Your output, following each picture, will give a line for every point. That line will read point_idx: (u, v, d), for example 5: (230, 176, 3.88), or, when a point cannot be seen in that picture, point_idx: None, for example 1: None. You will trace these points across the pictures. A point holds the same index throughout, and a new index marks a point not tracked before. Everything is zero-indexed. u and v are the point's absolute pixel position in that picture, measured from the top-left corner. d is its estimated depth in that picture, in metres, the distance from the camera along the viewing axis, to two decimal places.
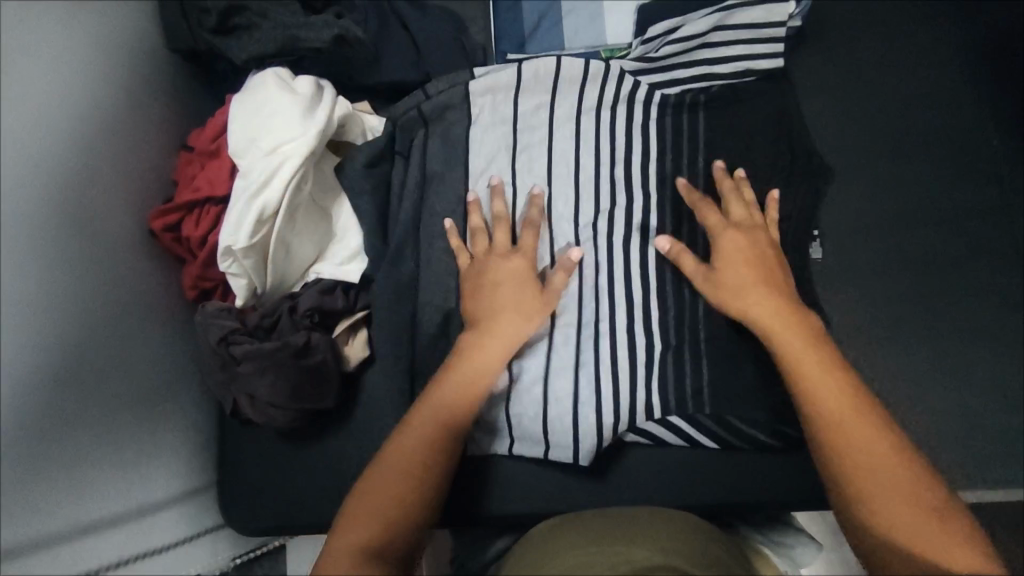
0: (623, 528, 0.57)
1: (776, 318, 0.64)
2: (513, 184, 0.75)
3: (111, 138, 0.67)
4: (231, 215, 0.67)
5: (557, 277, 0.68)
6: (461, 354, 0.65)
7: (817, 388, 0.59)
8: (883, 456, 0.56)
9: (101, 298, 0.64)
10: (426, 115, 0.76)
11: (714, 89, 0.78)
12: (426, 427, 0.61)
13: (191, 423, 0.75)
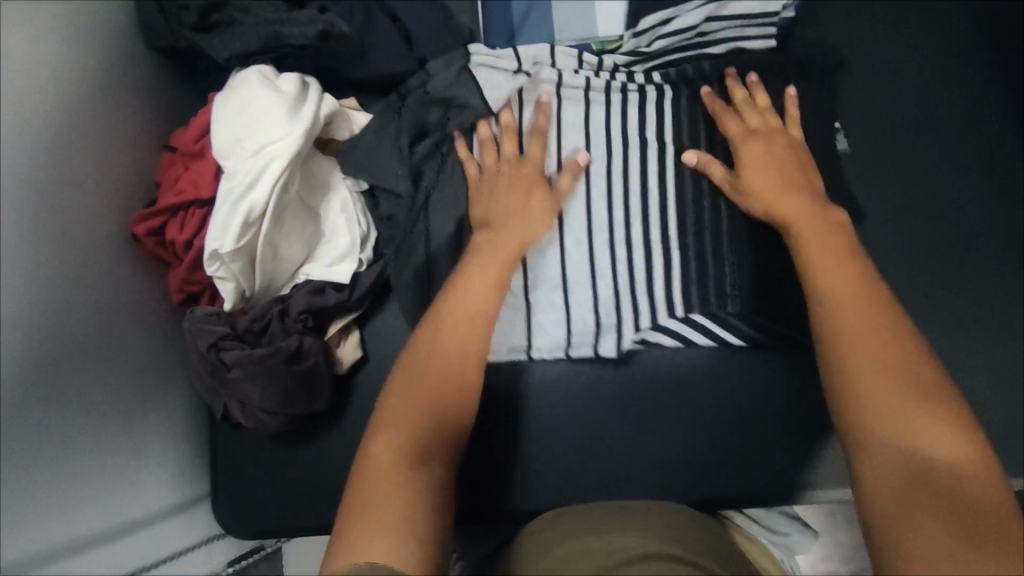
0: (624, 518, 0.57)
1: (796, 217, 0.65)
2: (523, 100, 0.76)
3: (90, 144, 0.66)
4: (217, 219, 0.65)
5: (563, 179, 0.72)
6: (478, 262, 0.66)
7: (831, 278, 0.60)
8: (883, 335, 0.55)
9: (86, 309, 0.63)
10: (432, 94, 0.76)
11: (707, 68, 0.75)
12: (450, 328, 0.61)
13: (183, 430, 0.74)
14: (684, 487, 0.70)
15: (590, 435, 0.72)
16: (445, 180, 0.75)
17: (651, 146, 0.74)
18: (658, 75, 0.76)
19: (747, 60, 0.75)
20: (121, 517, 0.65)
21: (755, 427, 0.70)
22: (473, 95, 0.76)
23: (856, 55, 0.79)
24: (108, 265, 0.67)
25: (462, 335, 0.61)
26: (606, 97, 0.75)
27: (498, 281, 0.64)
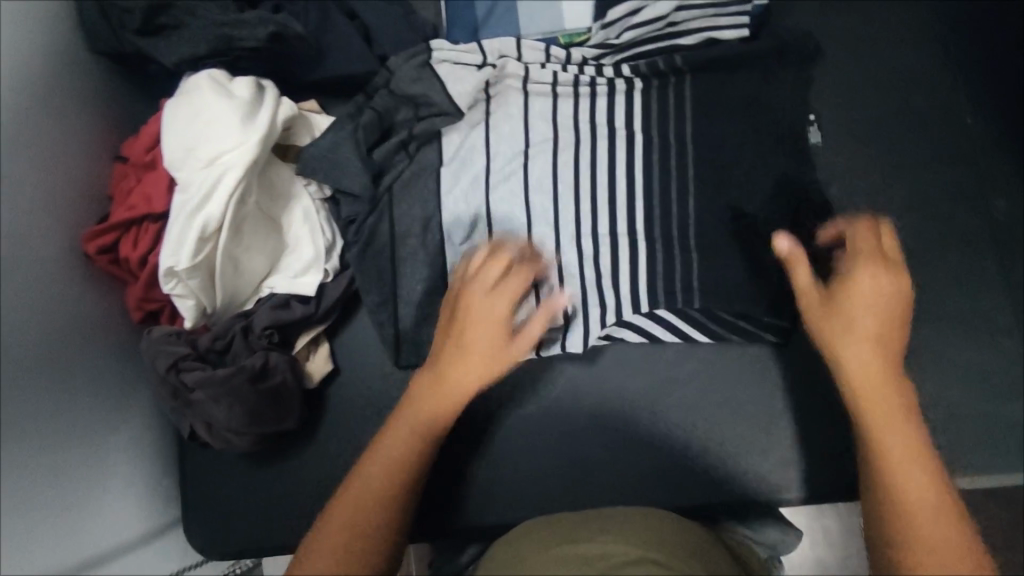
0: (607, 523, 0.55)
1: (875, 364, 0.53)
2: (490, 96, 0.74)
3: (35, 159, 0.62)
4: (171, 235, 0.62)
5: (531, 326, 0.61)
6: (439, 373, 0.59)
7: (896, 421, 0.50)
8: (927, 485, 0.48)
9: (39, 334, 0.60)
10: (397, 94, 0.74)
11: (678, 58, 0.72)
12: (396, 442, 0.56)
13: (148, 452, 0.72)
14: (668, 494, 0.68)
15: (569, 442, 0.70)
16: (408, 183, 0.72)
17: (623, 142, 0.72)
18: (628, 68, 0.74)
19: (720, 49, 0.72)
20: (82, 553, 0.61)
21: (735, 429, 0.69)
22: (438, 90, 0.73)
23: (830, 44, 0.77)
24: (60, 287, 0.63)
25: (408, 451, 0.56)
26: (573, 90, 0.73)
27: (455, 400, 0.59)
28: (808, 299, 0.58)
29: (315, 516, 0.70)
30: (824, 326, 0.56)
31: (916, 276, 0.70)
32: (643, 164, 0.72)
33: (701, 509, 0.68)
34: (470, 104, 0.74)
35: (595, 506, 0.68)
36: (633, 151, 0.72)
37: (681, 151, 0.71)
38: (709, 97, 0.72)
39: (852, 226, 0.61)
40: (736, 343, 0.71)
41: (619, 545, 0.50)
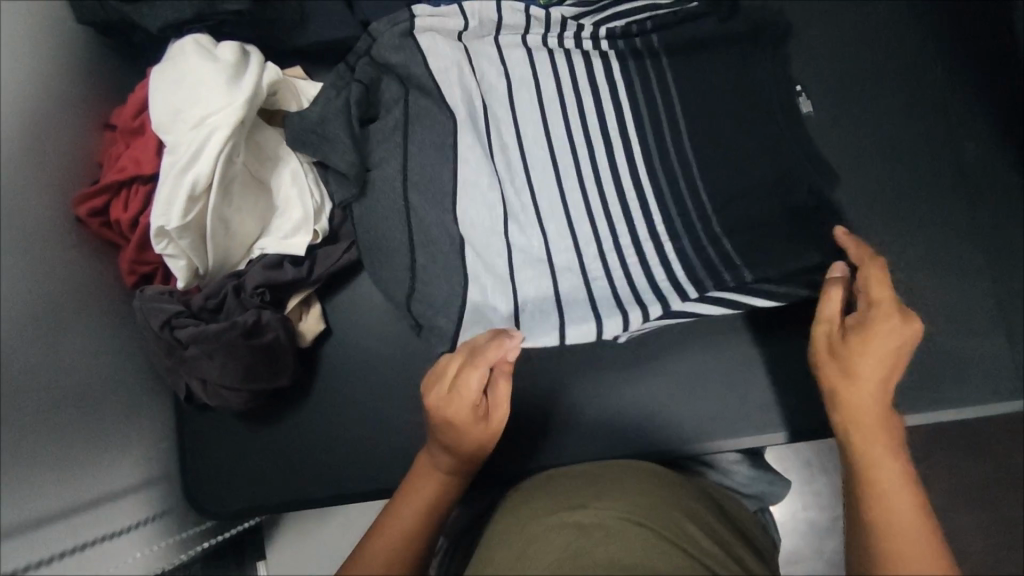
0: (589, 486, 0.58)
1: (866, 410, 0.49)
2: (478, 79, 0.74)
3: (25, 121, 0.63)
4: (161, 194, 0.63)
5: (502, 392, 0.57)
6: (448, 467, 0.56)
7: (887, 465, 0.46)
8: (899, 503, 0.44)
9: (34, 289, 0.61)
10: (379, 61, 0.74)
11: (654, 19, 0.75)
12: (415, 513, 0.54)
13: (146, 410, 0.73)
14: (654, 440, 0.70)
15: (555, 390, 0.72)
16: (389, 155, 0.72)
17: (601, 104, 0.74)
18: (604, 30, 0.76)
19: (691, 8, 0.74)
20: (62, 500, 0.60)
21: (719, 373, 0.71)
22: (417, 61, 0.73)
23: (802, 1, 0.79)
24: (50, 246, 0.64)
25: (412, 530, 0.53)
26: (552, 58, 0.75)
27: (457, 481, 0.57)
28: (826, 329, 0.55)
29: (312, 469, 0.72)
30: (831, 345, 0.54)
31: (887, 223, 0.72)
32: (633, 132, 0.74)
33: (684, 450, 0.69)
34: (464, 94, 0.72)
35: (582, 450, 0.70)
36: (612, 112, 0.74)
37: (659, 111, 0.74)
38: (680, 54, 0.75)
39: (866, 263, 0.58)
40: None
41: (586, 509, 0.52)
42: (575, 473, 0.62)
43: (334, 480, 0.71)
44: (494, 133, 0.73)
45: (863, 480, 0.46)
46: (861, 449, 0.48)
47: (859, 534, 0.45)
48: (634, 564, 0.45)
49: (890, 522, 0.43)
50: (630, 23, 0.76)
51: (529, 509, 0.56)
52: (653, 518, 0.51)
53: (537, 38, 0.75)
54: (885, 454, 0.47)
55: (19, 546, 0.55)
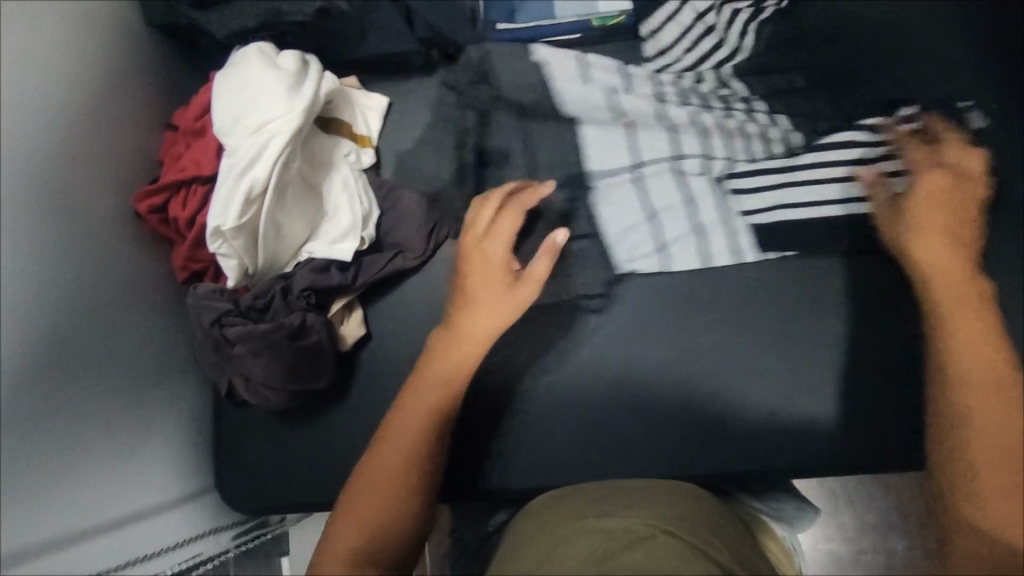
0: (616, 499, 0.59)
1: (943, 258, 0.63)
2: (597, 104, 0.76)
3: (91, 121, 0.66)
4: (218, 196, 0.65)
5: (538, 264, 0.64)
6: (407, 406, 0.61)
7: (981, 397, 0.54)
8: (1001, 407, 0.54)
9: (90, 283, 0.63)
10: (489, 81, 0.77)
11: (756, 47, 0.77)
12: (392, 438, 0.59)
13: (188, 406, 0.74)
14: (687, 462, 0.70)
15: (591, 407, 0.72)
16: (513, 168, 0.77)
17: (767, 129, 0.75)
18: (727, 70, 0.78)
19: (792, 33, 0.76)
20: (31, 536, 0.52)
21: (759, 401, 0.70)
22: (524, 88, 0.76)
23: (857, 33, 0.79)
24: (108, 237, 0.67)
25: (387, 470, 0.57)
26: (668, 86, 0.77)
27: (449, 403, 0.61)
28: (879, 204, 0.69)
29: (344, 472, 0.73)
30: (888, 220, 0.67)
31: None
32: (762, 150, 0.74)
33: (717, 474, 0.69)
34: (590, 121, 0.76)
35: (614, 469, 0.70)
36: (777, 134, 0.75)
37: (798, 134, 0.74)
38: (824, 89, 0.75)
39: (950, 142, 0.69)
40: (757, 318, 0.72)
41: (610, 521, 0.54)
42: (610, 487, 0.64)
43: None
44: (638, 155, 0.75)
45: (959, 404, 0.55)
46: (959, 376, 0.56)
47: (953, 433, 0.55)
48: (648, 569, 0.46)
49: (984, 446, 0.53)
50: (727, 52, 0.78)
51: (558, 514, 0.58)
52: (695, 539, 0.52)
53: (668, 87, 0.77)
54: (980, 388, 0.55)
55: (63, 550, 0.54)
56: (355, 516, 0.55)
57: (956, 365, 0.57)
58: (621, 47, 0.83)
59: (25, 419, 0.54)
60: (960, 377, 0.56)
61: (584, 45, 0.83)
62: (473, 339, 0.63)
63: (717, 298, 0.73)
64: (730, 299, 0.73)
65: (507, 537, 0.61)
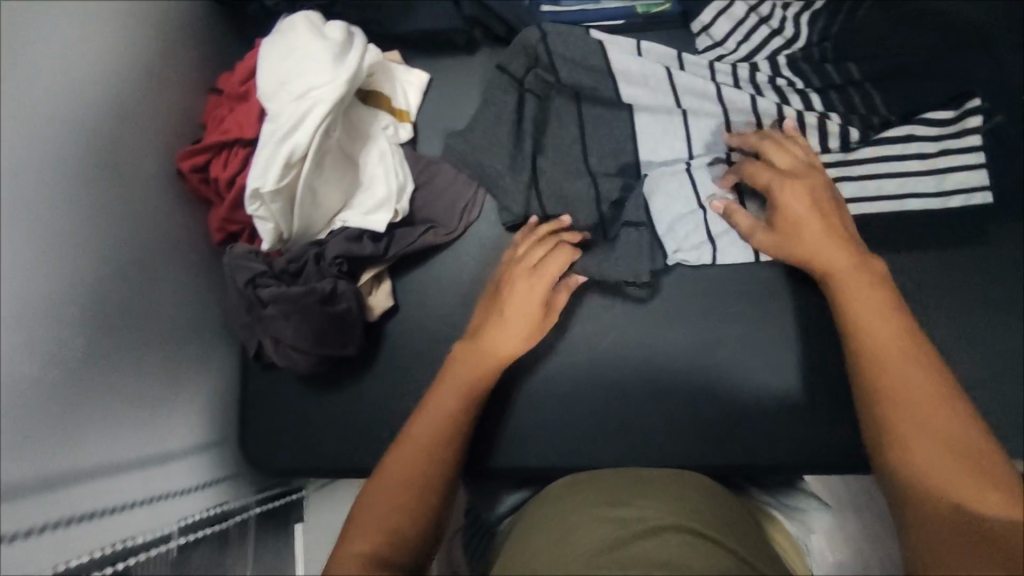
0: (633, 486, 0.60)
1: (854, 279, 0.62)
2: (653, 91, 0.76)
3: (141, 78, 0.68)
4: (259, 159, 0.66)
5: (562, 296, 0.70)
6: (433, 416, 0.62)
7: (902, 370, 0.57)
8: (924, 390, 0.55)
9: (133, 234, 0.65)
10: (544, 62, 0.77)
11: (812, 39, 0.77)
12: (415, 444, 0.60)
13: (217, 364, 0.76)
14: (706, 450, 0.70)
15: (613, 390, 0.73)
16: (560, 150, 0.76)
17: (822, 120, 0.73)
18: (783, 58, 0.77)
19: (850, 25, 0.76)
20: (79, 461, 0.55)
21: (782, 394, 0.70)
22: (574, 70, 0.77)
23: None
24: (152, 192, 0.68)
25: (411, 475, 0.57)
26: (726, 75, 0.77)
27: (458, 423, 0.62)
28: (765, 232, 0.68)
29: (365, 438, 0.74)
30: (785, 244, 0.66)
31: (963, 264, 0.72)
32: (819, 142, 0.73)
33: (735, 465, 0.69)
34: (643, 108, 0.76)
35: (633, 453, 0.71)
36: (836, 125, 0.72)
37: (860, 128, 0.73)
38: (886, 79, 0.74)
39: (767, 146, 0.70)
40: (783, 313, 0.72)
41: (629, 511, 0.54)
42: (629, 473, 0.64)
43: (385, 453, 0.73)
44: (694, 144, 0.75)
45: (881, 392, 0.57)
46: (877, 371, 0.58)
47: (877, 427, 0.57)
48: (664, 564, 0.46)
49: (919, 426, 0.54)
50: (781, 43, 0.78)
51: (575, 500, 0.58)
52: (710, 530, 0.53)
53: (724, 77, 0.77)
54: (906, 363, 0.57)
55: (97, 488, 0.56)
56: (376, 519, 0.54)
57: (872, 355, 0.58)
58: (664, 35, 0.83)
59: (74, 356, 0.55)
60: (871, 362, 0.58)
61: (627, 32, 0.84)
62: (483, 364, 0.65)
63: (743, 291, 0.73)
64: (757, 292, 0.73)
65: (524, 514, 0.61)
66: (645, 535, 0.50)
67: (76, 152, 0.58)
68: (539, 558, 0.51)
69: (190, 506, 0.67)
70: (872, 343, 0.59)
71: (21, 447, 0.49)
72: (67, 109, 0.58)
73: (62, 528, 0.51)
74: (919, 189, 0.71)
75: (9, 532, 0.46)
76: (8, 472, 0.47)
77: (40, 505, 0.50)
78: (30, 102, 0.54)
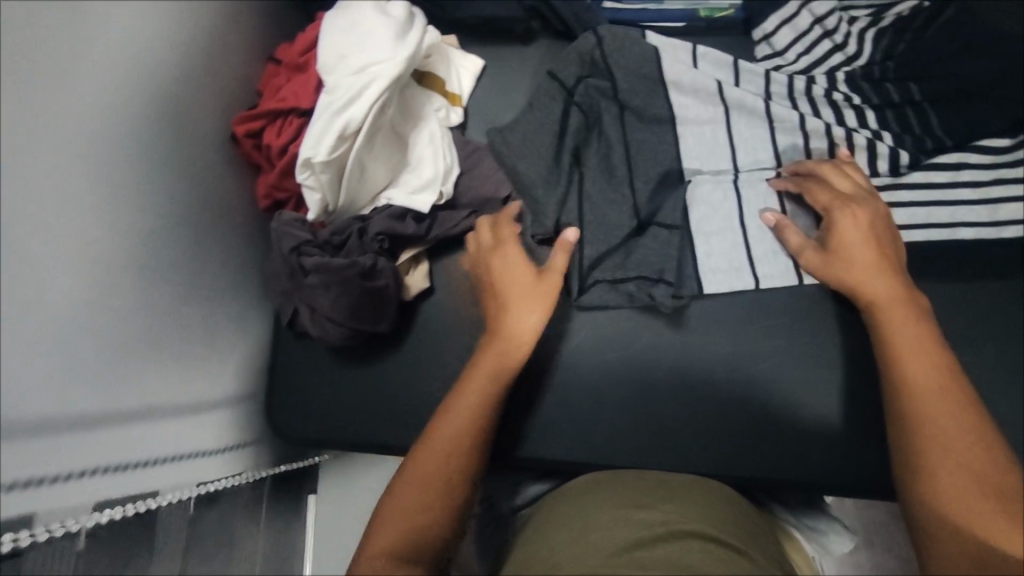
0: (663, 489, 0.59)
1: (896, 308, 0.62)
2: (705, 98, 0.76)
3: (207, 40, 0.69)
4: (313, 129, 0.67)
5: (556, 260, 0.66)
6: (460, 408, 0.60)
7: (940, 403, 0.55)
8: (961, 421, 0.54)
9: (186, 190, 0.66)
10: (596, 62, 0.77)
11: (875, 56, 0.77)
12: (443, 436, 0.58)
13: (251, 329, 0.77)
14: (731, 459, 0.69)
15: (641, 391, 0.72)
16: (604, 153, 0.77)
17: (873, 141, 0.73)
18: (841, 74, 0.77)
19: (915, 44, 0.75)
20: (119, 405, 0.55)
21: (812, 410, 0.70)
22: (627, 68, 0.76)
23: None
24: (206, 152, 0.69)
25: (436, 468, 0.57)
26: (781, 87, 0.77)
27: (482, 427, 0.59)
28: (812, 254, 0.68)
29: (390, 415, 0.74)
30: (831, 269, 0.67)
31: (1014, 296, 0.70)
32: (869, 165, 0.73)
33: (760, 478, 0.68)
34: (695, 112, 0.76)
35: (657, 455, 0.70)
36: (887, 146, 0.72)
37: (913, 152, 0.72)
38: (947, 102, 0.73)
39: (825, 169, 0.70)
40: (822, 329, 0.72)
41: (654, 513, 0.53)
42: (649, 475, 0.63)
43: (409, 431, 0.73)
44: (743, 155, 0.75)
45: (909, 416, 0.56)
46: (913, 393, 0.57)
47: (904, 449, 0.56)
48: (684, 565, 0.46)
49: (955, 453, 0.53)
50: (840, 58, 0.78)
51: (603, 496, 0.58)
52: (720, 533, 0.52)
53: (779, 87, 0.77)
54: (937, 396, 0.56)
55: (132, 433, 0.57)
56: (405, 511, 0.55)
57: (913, 377, 0.57)
58: (722, 42, 0.84)
59: (122, 302, 0.56)
60: (911, 382, 0.57)
61: (686, 35, 0.84)
62: (501, 360, 0.62)
63: (782, 303, 0.73)
64: (797, 306, 0.73)
65: (546, 504, 0.61)
66: (665, 537, 0.49)
67: (141, 100, 0.59)
68: (559, 550, 0.51)
69: (212, 468, 0.68)
70: (902, 369, 0.58)
71: (72, 386, 0.50)
72: (135, 58, 0.59)
73: (94, 474, 0.52)
74: (971, 219, 0.70)
75: (55, 474, 0.48)
76: (60, 410, 0.48)
77: (79, 446, 0.50)
78: (100, 46, 0.55)
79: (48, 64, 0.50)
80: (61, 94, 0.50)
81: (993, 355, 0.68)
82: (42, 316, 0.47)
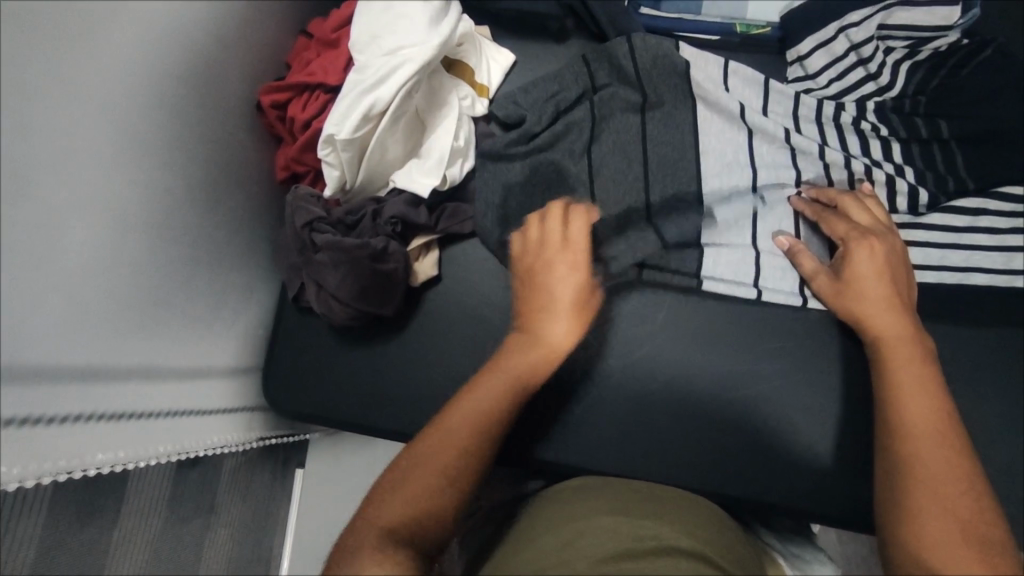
0: (655, 503, 0.58)
1: (902, 345, 0.61)
2: (731, 112, 0.75)
3: (244, 7, 0.70)
4: (341, 106, 0.66)
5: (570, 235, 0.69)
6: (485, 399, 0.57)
7: (932, 446, 0.55)
8: (955, 466, 0.54)
9: (207, 152, 0.66)
10: (625, 67, 0.77)
11: (908, 89, 0.76)
12: (460, 428, 0.55)
13: (257, 298, 0.77)
14: (721, 478, 0.69)
15: (637, 402, 0.72)
16: (615, 157, 0.75)
17: (893, 177, 0.72)
18: (871, 103, 0.76)
19: (947, 82, 0.75)
20: (117, 367, 0.54)
21: (807, 437, 0.69)
22: (656, 75, 0.76)
23: None
24: (230, 118, 0.70)
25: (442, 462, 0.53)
26: (808, 110, 0.76)
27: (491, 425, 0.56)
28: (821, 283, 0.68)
29: (384, 399, 0.74)
30: (841, 300, 0.67)
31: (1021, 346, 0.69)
32: (889, 200, 0.72)
33: (748, 501, 0.68)
34: (720, 126, 0.76)
35: (648, 465, 0.70)
36: (907, 184, 0.72)
37: (936, 193, 0.72)
38: (972, 143, 0.73)
39: (844, 200, 0.70)
40: (825, 357, 0.71)
41: (646, 525, 0.53)
42: (640, 486, 0.62)
43: (402, 416, 0.73)
44: (765, 174, 0.74)
45: (906, 454, 0.55)
46: (912, 431, 0.56)
47: (893, 485, 0.55)
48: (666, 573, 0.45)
49: (945, 494, 0.52)
50: (871, 88, 0.77)
51: (591, 504, 0.57)
52: (710, 549, 0.51)
53: (807, 110, 0.76)
54: (934, 436, 0.55)
55: (136, 388, 0.57)
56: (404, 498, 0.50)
57: (911, 415, 0.57)
58: (755, 59, 0.84)
59: (135, 257, 0.56)
60: (910, 420, 0.57)
61: (719, 48, 0.84)
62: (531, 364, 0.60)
63: (787, 329, 0.72)
64: (801, 332, 0.72)
65: (529, 509, 0.61)
66: (655, 550, 0.48)
67: (167, 57, 0.59)
68: (541, 553, 0.50)
69: (203, 439, 0.66)
70: (900, 409, 0.58)
71: (80, 332, 0.49)
72: (165, 15, 0.58)
73: (87, 422, 0.50)
74: (985, 265, 0.70)
75: (61, 415, 0.48)
76: (70, 357, 0.48)
77: (71, 395, 0.49)
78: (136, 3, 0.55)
79: (80, 11, 0.49)
80: (93, 48, 0.50)
81: (996, 402, 0.67)
82: (46, 268, 0.45)
